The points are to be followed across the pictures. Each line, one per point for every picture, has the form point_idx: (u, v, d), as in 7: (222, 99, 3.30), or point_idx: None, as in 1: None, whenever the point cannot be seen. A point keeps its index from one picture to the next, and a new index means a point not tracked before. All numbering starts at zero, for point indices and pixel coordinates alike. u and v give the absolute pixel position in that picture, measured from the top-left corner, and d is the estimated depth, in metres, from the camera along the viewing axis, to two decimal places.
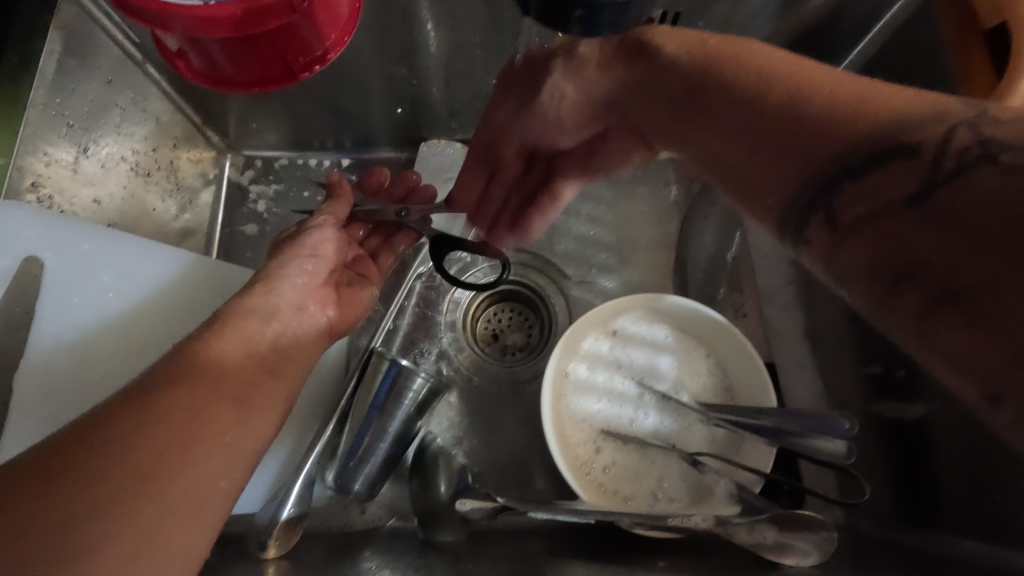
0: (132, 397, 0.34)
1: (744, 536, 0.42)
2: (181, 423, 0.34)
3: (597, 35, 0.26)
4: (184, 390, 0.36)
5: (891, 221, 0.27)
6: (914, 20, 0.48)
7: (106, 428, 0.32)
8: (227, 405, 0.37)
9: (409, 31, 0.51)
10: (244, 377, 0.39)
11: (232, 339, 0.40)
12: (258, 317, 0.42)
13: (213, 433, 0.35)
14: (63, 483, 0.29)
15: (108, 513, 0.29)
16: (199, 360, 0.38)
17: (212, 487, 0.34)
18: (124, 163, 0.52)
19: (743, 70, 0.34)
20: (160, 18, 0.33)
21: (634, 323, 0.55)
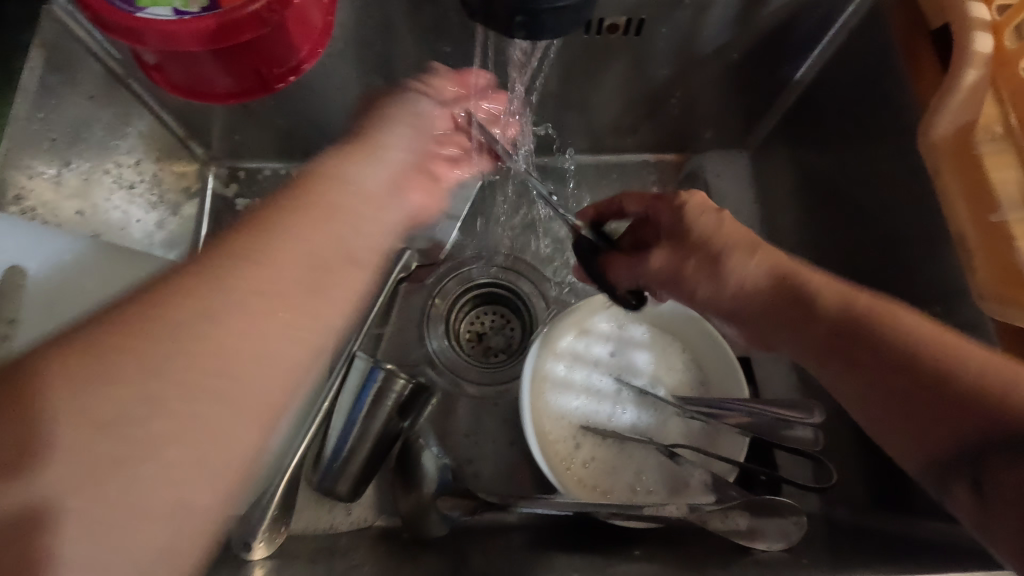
0: (211, 258, 0.30)
1: (718, 524, 0.43)
2: (225, 322, 0.29)
3: (543, 38, 0.29)
4: (278, 261, 0.31)
5: (987, 464, 0.33)
6: (869, 22, 0.50)
7: (161, 305, 0.29)
8: (280, 304, 0.30)
9: (384, 42, 0.53)
10: (326, 259, 0.32)
11: (302, 218, 0.32)
12: (342, 187, 0.35)
13: (287, 324, 0.31)
14: (115, 368, 0.27)
15: (162, 410, 0.27)
16: (264, 231, 0.31)
17: (280, 368, 0.30)
18: (107, 175, 0.53)
19: (826, 289, 0.39)
20: (135, 33, 0.35)
21: (611, 321, 0.56)
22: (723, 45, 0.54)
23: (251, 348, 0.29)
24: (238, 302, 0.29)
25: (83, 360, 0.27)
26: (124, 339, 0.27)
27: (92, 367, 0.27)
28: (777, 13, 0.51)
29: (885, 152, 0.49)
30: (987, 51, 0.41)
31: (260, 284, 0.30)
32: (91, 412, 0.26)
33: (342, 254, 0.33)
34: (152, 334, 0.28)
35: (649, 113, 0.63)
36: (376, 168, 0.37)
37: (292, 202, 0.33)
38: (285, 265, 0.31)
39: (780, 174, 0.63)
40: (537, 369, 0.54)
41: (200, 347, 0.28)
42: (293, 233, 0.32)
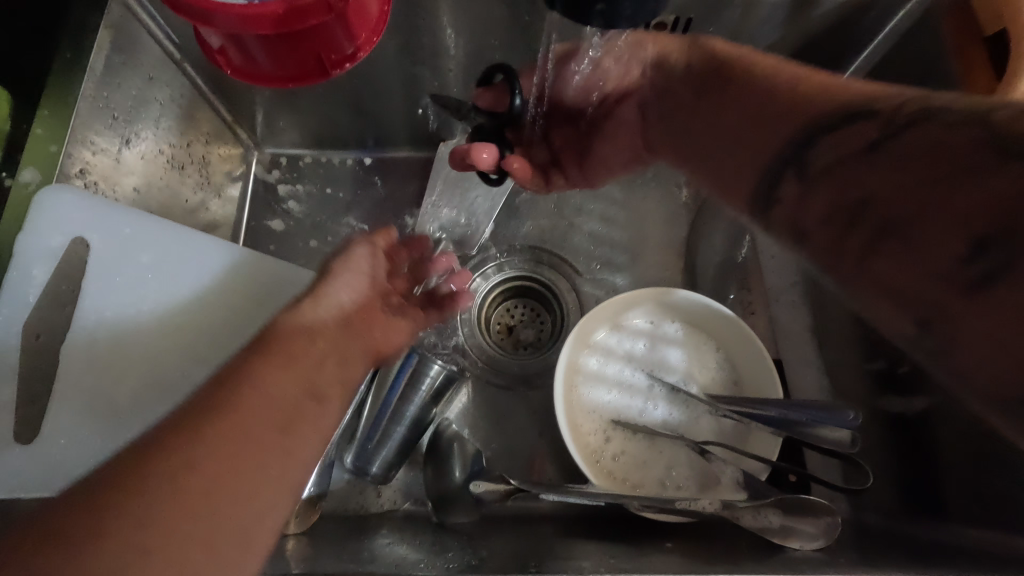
0: (182, 422, 0.33)
1: (750, 520, 0.44)
2: (227, 459, 0.32)
3: (616, 27, 0.30)
4: (199, 423, 0.33)
5: (881, 179, 0.34)
6: (919, 27, 0.50)
7: (173, 467, 0.31)
8: (270, 437, 0.34)
9: (432, 33, 0.54)
10: (289, 403, 0.36)
11: (276, 365, 0.37)
12: (296, 337, 0.39)
13: (251, 473, 0.33)
14: (103, 562, 0.28)
15: (188, 540, 0.30)
16: (233, 385, 0.35)
17: (259, 521, 0.32)
18: (161, 155, 0.55)
19: (760, 73, 0.43)
20: (206, 15, 0.37)
21: (644, 317, 0.57)
22: (770, 45, 0.55)
23: (234, 489, 0.32)
24: (240, 447, 0.33)
25: (104, 511, 0.29)
26: (150, 500, 0.30)
27: (103, 517, 0.29)
28: (824, 15, 0.51)
29: None
30: None
31: (240, 476, 0.32)
32: (146, 540, 0.29)
33: (314, 378, 0.38)
34: (162, 516, 0.30)
35: None
36: (341, 287, 0.43)
37: (248, 367, 0.37)
38: (276, 404, 0.36)
39: None
40: (571, 361, 0.54)
41: (197, 519, 0.30)
42: (278, 380, 0.36)
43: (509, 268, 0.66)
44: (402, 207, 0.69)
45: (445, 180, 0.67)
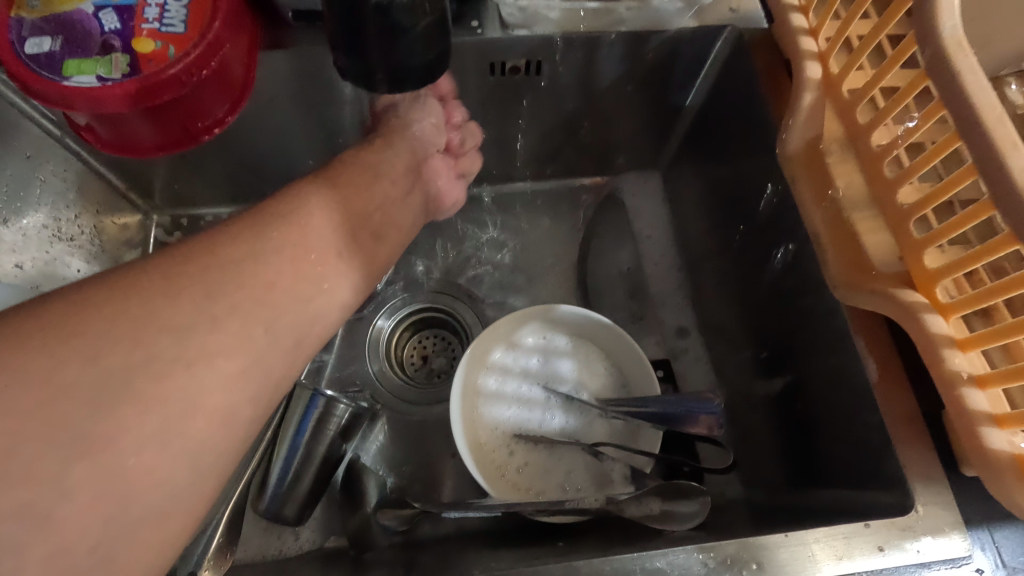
0: (231, 229, 0.36)
1: (633, 510, 0.48)
2: (270, 264, 0.36)
3: (409, 89, 0.34)
4: (245, 231, 0.37)
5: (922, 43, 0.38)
6: (736, 55, 0.56)
7: (202, 267, 0.33)
8: (317, 261, 0.39)
9: (308, 91, 0.57)
10: (339, 234, 0.42)
11: (337, 198, 0.44)
12: (366, 172, 0.49)
13: (277, 292, 0.36)
14: (116, 340, 0.29)
15: (200, 340, 0.31)
16: (301, 206, 0.40)
17: (276, 335, 0.35)
18: (47, 229, 0.56)
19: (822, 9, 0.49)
20: (66, 100, 0.40)
21: (535, 333, 0.61)
22: (618, 77, 0.61)
23: (260, 303, 0.35)
24: (282, 255, 0.37)
25: (124, 292, 0.30)
26: (177, 290, 0.32)
27: (130, 298, 0.30)
28: (658, 49, 0.58)
29: (759, 167, 0.55)
30: (817, 77, 0.47)
31: (272, 290, 0.35)
32: (157, 331, 0.30)
33: (348, 226, 0.43)
34: (187, 311, 0.31)
35: (562, 140, 0.69)
36: (390, 159, 0.53)
37: (298, 199, 0.41)
38: (336, 229, 0.42)
39: (687, 187, 0.69)
40: (469, 383, 0.57)
41: (222, 317, 0.32)
42: (334, 209, 0.43)
43: (414, 302, 0.69)
44: None
45: None
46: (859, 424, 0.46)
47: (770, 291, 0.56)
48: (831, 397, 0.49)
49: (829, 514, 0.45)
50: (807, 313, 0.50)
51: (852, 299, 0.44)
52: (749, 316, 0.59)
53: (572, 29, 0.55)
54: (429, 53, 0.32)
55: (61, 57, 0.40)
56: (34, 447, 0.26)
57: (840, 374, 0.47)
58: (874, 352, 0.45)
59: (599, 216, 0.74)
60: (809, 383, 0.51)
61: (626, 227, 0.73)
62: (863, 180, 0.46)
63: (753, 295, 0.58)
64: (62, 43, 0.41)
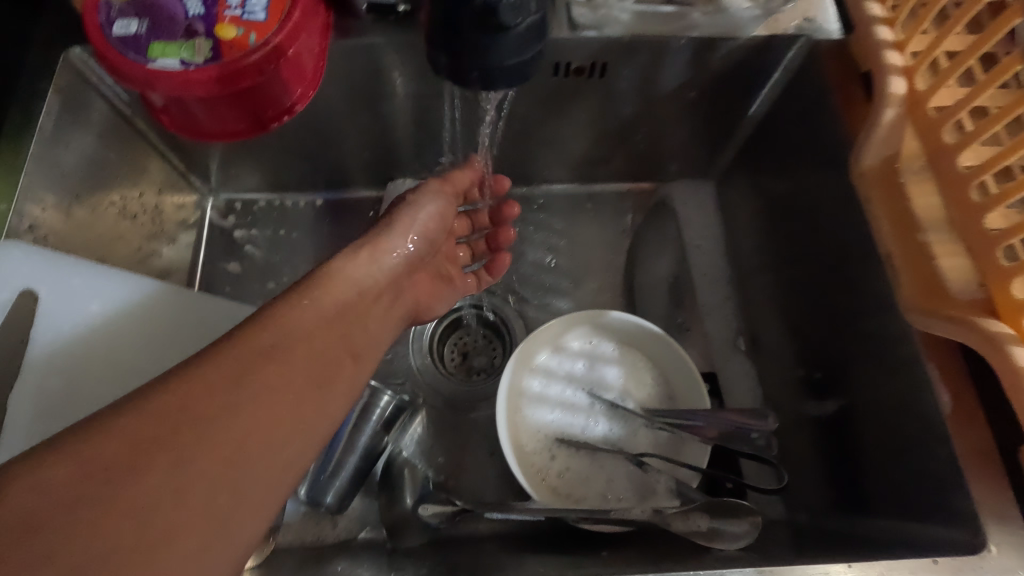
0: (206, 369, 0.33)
1: (679, 525, 0.47)
2: (248, 416, 0.33)
3: (497, 89, 0.34)
4: (225, 367, 0.34)
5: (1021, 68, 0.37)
6: (809, 64, 0.55)
7: (170, 428, 0.31)
8: (302, 394, 0.36)
9: (370, 83, 0.57)
10: (323, 359, 0.38)
11: (320, 319, 0.39)
12: (348, 287, 0.42)
13: (254, 451, 0.33)
14: (77, 528, 0.27)
15: (166, 516, 0.29)
16: (286, 329, 0.37)
17: (254, 498, 0.32)
18: (113, 206, 0.57)
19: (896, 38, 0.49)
20: (148, 82, 0.40)
21: (581, 338, 0.60)
22: (683, 84, 0.59)
23: (238, 462, 0.32)
24: (260, 400, 0.34)
25: (94, 465, 0.29)
26: (144, 462, 0.29)
27: (96, 475, 0.28)
28: (725, 57, 0.56)
29: (826, 182, 0.53)
30: (901, 93, 0.46)
31: (244, 447, 0.32)
32: (121, 514, 0.28)
33: (338, 349, 0.39)
34: (153, 486, 0.29)
35: (617, 145, 0.68)
36: (379, 268, 0.46)
37: (274, 329, 0.37)
38: (319, 347, 0.38)
39: (741, 200, 0.67)
40: (514, 384, 0.57)
41: (190, 486, 0.30)
42: (316, 333, 0.38)
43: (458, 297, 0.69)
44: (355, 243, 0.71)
45: None
46: (921, 455, 0.44)
47: (827, 309, 0.54)
48: (892, 424, 0.47)
49: (882, 545, 0.44)
50: (869, 333, 0.49)
51: (925, 324, 0.43)
52: (802, 334, 0.58)
53: (641, 33, 0.54)
54: (525, 55, 0.32)
55: (147, 40, 0.41)
56: None
57: (905, 401, 0.46)
58: (946, 380, 0.44)
59: (647, 222, 0.73)
60: (866, 407, 0.50)
61: (675, 236, 0.72)
62: (942, 202, 0.44)
63: (807, 312, 0.57)
64: (148, 26, 0.41)
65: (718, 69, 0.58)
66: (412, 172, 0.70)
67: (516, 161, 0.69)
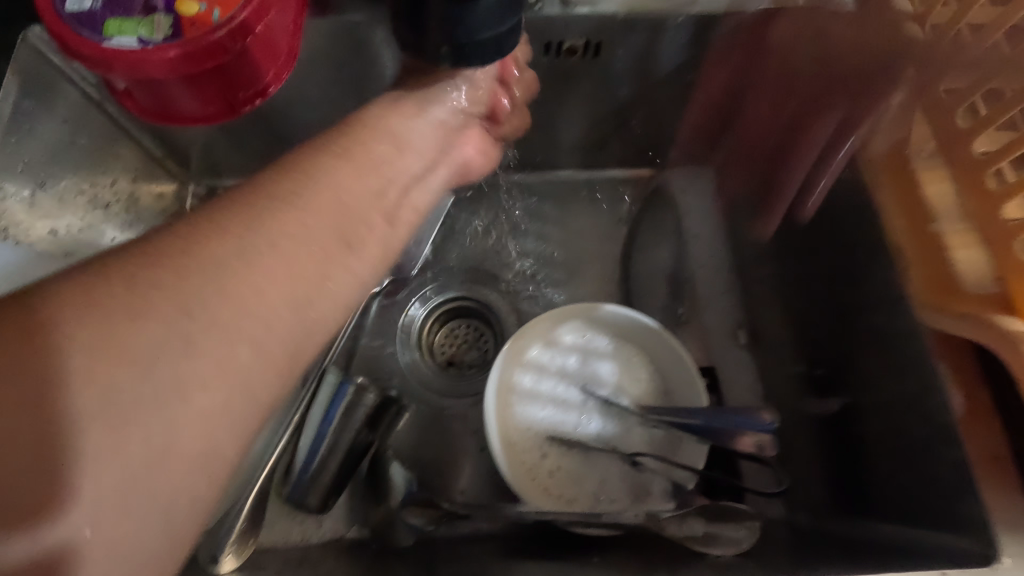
0: (225, 210, 0.30)
1: (674, 529, 0.46)
2: (263, 268, 0.29)
3: (472, 67, 0.31)
4: (244, 212, 0.30)
5: None
6: (816, 43, 0.52)
7: (176, 275, 0.27)
8: (328, 247, 0.32)
9: (350, 64, 0.54)
10: (352, 212, 0.34)
11: (346, 169, 0.35)
12: (383, 139, 0.38)
13: (272, 299, 0.29)
14: (81, 367, 0.25)
15: (175, 365, 0.26)
16: (311, 179, 0.33)
17: (269, 355, 0.29)
18: (81, 195, 0.55)
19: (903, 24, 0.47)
20: (103, 62, 0.38)
21: (575, 331, 0.58)
22: (681, 64, 0.56)
23: (254, 313, 0.29)
24: (280, 248, 0.30)
25: (101, 311, 0.26)
26: (145, 305, 0.26)
27: (101, 315, 0.26)
28: (728, 35, 0.53)
29: (834, 169, 0.50)
30: (914, 77, 0.45)
31: (262, 294, 0.29)
32: (118, 360, 0.25)
33: (369, 205, 0.35)
34: (159, 331, 0.26)
35: (613, 130, 0.65)
36: (416, 128, 0.41)
37: (295, 174, 0.33)
38: (349, 199, 0.34)
39: (744, 187, 0.64)
40: (503, 379, 0.55)
41: (198, 336, 0.27)
42: (346, 182, 0.34)
43: (447, 290, 0.66)
44: None
45: None
46: (931, 457, 0.42)
47: (833, 304, 0.51)
48: (901, 425, 0.45)
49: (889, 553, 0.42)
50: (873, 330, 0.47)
51: (935, 321, 0.42)
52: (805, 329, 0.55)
53: (637, 10, 0.51)
54: (500, 28, 0.29)
55: (102, 17, 0.38)
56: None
57: (913, 401, 0.43)
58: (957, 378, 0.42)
59: (645, 211, 0.70)
60: (870, 406, 0.48)
61: (674, 225, 0.69)
62: (956, 193, 0.43)
63: (811, 306, 0.54)
64: (104, 2, 0.39)
65: (720, 47, 0.54)
66: None
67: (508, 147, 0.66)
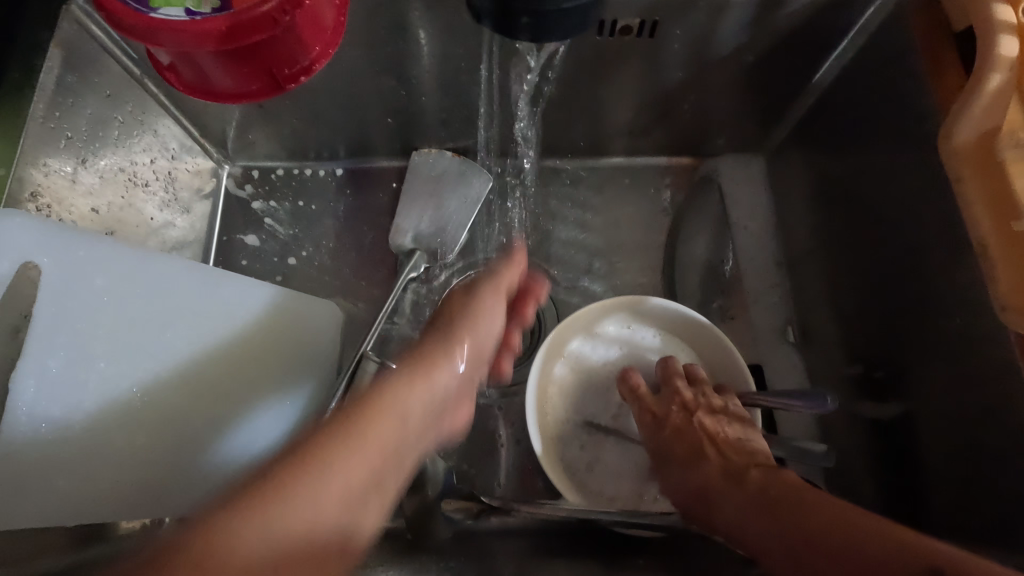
0: (315, 439, 0.33)
1: (723, 535, 0.44)
2: (347, 487, 0.32)
3: (548, 42, 0.29)
4: (328, 436, 0.33)
5: None
6: (889, 24, 0.48)
7: (285, 504, 0.29)
8: (391, 462, 0.35)
9: (394, 41, 0.52)
10: (409, 432, 0.37)
11: (354, 458, 0.33)
12: (395, 420, 0.37)
13: (349, 520, 0.31)
14: None
15: None
16: (383, 403, 0.37)
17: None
18: (122, 173, 0.54)
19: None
20: (150, 34, 0.36)
21: (618, 324, 0.56)
22: (740, 46, 0.53)
23: (336, 538, 0.31)
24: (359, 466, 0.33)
25: (224, 539, 0.27)
26: (265, 535, 0.28)
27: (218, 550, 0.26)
28: (793, 15, 0.50)
29: (906, 159, 0.47)
30: (1013, 56, 0.40)
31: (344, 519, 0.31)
32: None
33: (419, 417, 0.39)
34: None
35: (661, 115, 0.62)
36: (421, 395, 0.39)
37: (320, 441, 0.33)
38: (410, 421, 0.38)
39: (796, 178, 0.61)
40: (544, 373, 0.53)
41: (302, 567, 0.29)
42: (363, 469, 0.33)
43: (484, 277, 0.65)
44: (378, 216, 0.67)
45: (423, 188, 0.66)
46: (1009, 472, 0.40)
47: (896, 303, 0.49)
48: (974, 435, 0.42)
49: None
50: (944, 333, 0.44)
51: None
52: (861, 327, 0.52)
53: None
54: None
55: None
56: None
57: (988, 409, 0.41)
58: None
59: (689, 200, 0.67)
60: (935, 410, 0.45)
61: (720, 215, 0.66)
62: None
63: (868, 303, 0.51)
64: None
65: (784, 26, 0.51)
66: (437, 141, 0.66)
67: (550, 131, 0.64)
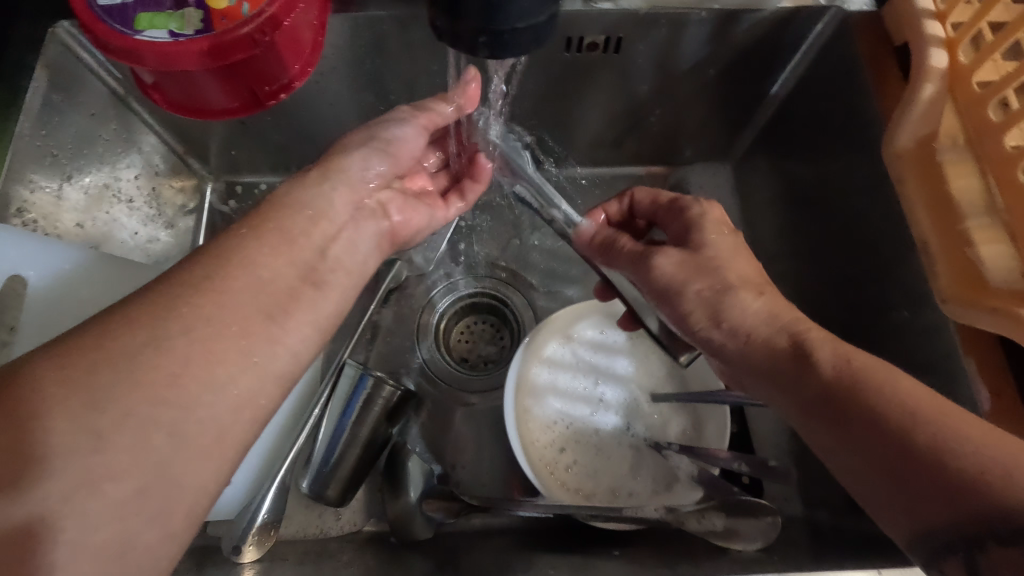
0: (172, 279, 0.34)
1: (694, 524, 0.46)
2: (193, 331, 0.32)
3: (506, 58, 0.31)
4: (167, 286, 0.33)
5: None
6: (838, 37, 0.51)
7: (153, 326, 0.31)
8: (248, 325, 0.34)
9: (372, 60, 0.55)
10: (273, 293, 0.36)
11: (267, 250, 0.37)
12: (297, 212, 0.40)
13: (193, 350, 0.32)
14: (115, 397, 0.29)
15: (205, 412, 0.31)
16: (229, 260, 0.35)
17: (221, 393, 0.32)
18: (105, 189, 0.55)
19: (918, 15, 0.46)
20: (132, 54, 0.38)
21: (593, 327, 0.58)
22: (700, 61, 0.56)
23: (205, 360, 0.32)
24: (198, 328, 0.32)
25: (101, 347, 0.30)
26: (144, 344, 0.31)
27: (93, 372, 0.29)
28: (749, 31, 0.53)
29: (861, 161, 0.50)
30: (943, 67, 0.43)
31: (180, 375, 0.31)
32: (133, 389, 0.29)
33: (277, 285, 0.36)
34: (63, 433, 0.28)
35: (630, 127, 0.65)
36: (343, 201, 0.42)
37: (206, 273, 0.34)
38: (274, 287, 0.36)
39: (762, 184, 0.64)
40: (522, 375, 0.55)
41: (195, 364, 0.31)
42: (227, 303, 0.34)
43: (462, 285, 0.66)
44: None
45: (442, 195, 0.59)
46: None
47: (855, 299, 0.51)
48: None
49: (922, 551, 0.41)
50: (897, 326, 0.47)
51: (966, 317, 0.40)
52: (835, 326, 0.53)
53: (658, 6, 0.51)
54: (537, 17, 0.29)
55: (133, 10, 0.39)
56: (77, 462, 0.28)
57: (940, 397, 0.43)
58: (983, 373, 0.41)
59: None
60: None
61: None
62: (982, 185, 0.42)
63: (830, 300, 0.54)
64: None
65: (742, 41, 0.54)
66: None
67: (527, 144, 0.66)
